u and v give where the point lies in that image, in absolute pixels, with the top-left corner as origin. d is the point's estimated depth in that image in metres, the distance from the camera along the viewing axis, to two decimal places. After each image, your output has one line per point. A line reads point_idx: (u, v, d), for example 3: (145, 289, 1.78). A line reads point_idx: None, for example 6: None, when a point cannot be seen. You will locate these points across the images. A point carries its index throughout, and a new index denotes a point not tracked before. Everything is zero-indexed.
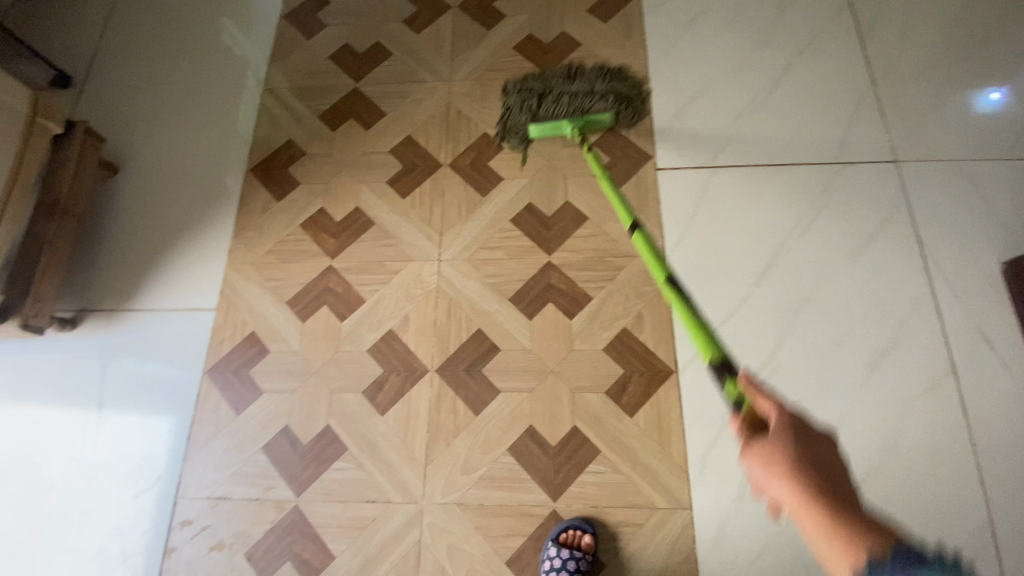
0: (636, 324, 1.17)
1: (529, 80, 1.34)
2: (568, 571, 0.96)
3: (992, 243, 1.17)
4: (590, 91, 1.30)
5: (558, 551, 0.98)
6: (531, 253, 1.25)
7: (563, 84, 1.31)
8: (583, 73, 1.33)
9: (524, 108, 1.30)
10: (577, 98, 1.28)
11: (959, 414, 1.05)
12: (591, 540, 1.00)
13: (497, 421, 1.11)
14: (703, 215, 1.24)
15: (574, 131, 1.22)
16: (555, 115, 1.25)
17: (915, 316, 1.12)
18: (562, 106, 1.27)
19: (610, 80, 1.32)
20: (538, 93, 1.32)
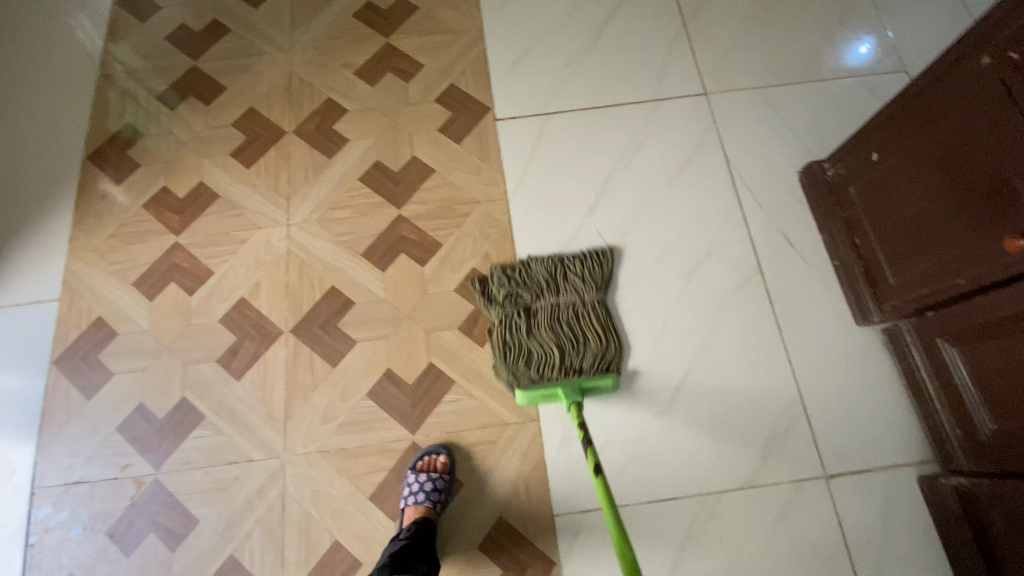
0: (484, 263, 1.23)
1: (505, 289, 1.17)
2: (426, 492, 1.01)
3: (791, 155, 1.30)
4: (580, 313, 1.14)
5: (414, 478, 1.03)
6: (380, 209, 1.27)
7: (546, 291, 1.16)
8: (568, 272, 1.18)
9: (514, 334, 1.13)
10: (569, 326, 1.13)
11: (766, 307, 1.17)
12: (445, 459, 1.07)
13: (354, 369, 1.14)
14: (540, 156, 1.32)
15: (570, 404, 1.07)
16: (541, 360, 1.10)
17: (726, 226, 1.24)
18: (550, 340, 1.12)
19: (602, 286, 1.17)
20: (524, 305, 1.16)
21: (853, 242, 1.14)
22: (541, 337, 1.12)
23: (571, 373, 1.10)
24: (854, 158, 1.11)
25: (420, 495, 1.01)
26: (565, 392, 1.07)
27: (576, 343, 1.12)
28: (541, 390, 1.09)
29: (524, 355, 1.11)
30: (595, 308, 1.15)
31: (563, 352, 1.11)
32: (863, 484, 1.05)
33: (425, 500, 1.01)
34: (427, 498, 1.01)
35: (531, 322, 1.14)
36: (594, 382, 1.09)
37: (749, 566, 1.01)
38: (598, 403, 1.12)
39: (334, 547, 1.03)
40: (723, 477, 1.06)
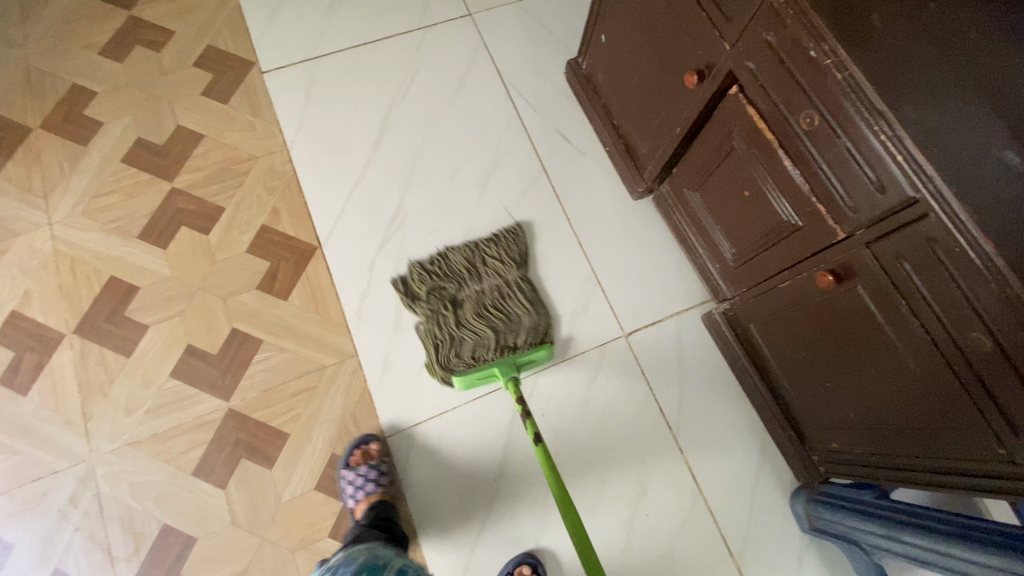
0: (274, 217, 1.18)
1: (426, 270, 1.13)
2: (372, 480, 0.99)
3: (556, 57, 1.36)
4: (508, 298, 1.10)
5: (354, 471, 1.00)
6: (151, 186, 1.20)
7: (467, 283, 1.11)
8: (488, 259, 1.15)
9: (444, 331, 1.07)
10: (502, 325, 1.07)
11: (552, 200, 1.25)
12: (378, 446, 1.05)
13: (152, 353, 1.09)
14: (315, 102, 1.28)
15: (509, 381, 1.03)
16: (479, 360, 1.05)
17: (507, 134, 1.29)
18: (482, 327, 1.06)
19: (521, 262, 1.15)
20: (449, 299, 1.10)
21: (613, 124, 1.23)
22: (472, 329, 1.06)
23: (507, 351, 1.06)
24: (593, 46, 1.20)
25: (371, 485, 0.99)
26: (501, 372, 1.03)
27: (519, 346, 1.07)
28: (476, 373, 1.04)
29: (458, 349, 1.05)
30: (519, 288, 1.12)
31: (503, 347, 1.06)
32: (656, 332, 1.16)
33: (378, 488, 1.00)
34: (376, 486, 1.00)
35: (462, 315, 1.08)
36: (528, 357, 1.06)
37: (574, 427, 1.10)
38: (538, 373, 1.12)
39: (165, 531, 1.00)
40: (535, 360, 1.13)
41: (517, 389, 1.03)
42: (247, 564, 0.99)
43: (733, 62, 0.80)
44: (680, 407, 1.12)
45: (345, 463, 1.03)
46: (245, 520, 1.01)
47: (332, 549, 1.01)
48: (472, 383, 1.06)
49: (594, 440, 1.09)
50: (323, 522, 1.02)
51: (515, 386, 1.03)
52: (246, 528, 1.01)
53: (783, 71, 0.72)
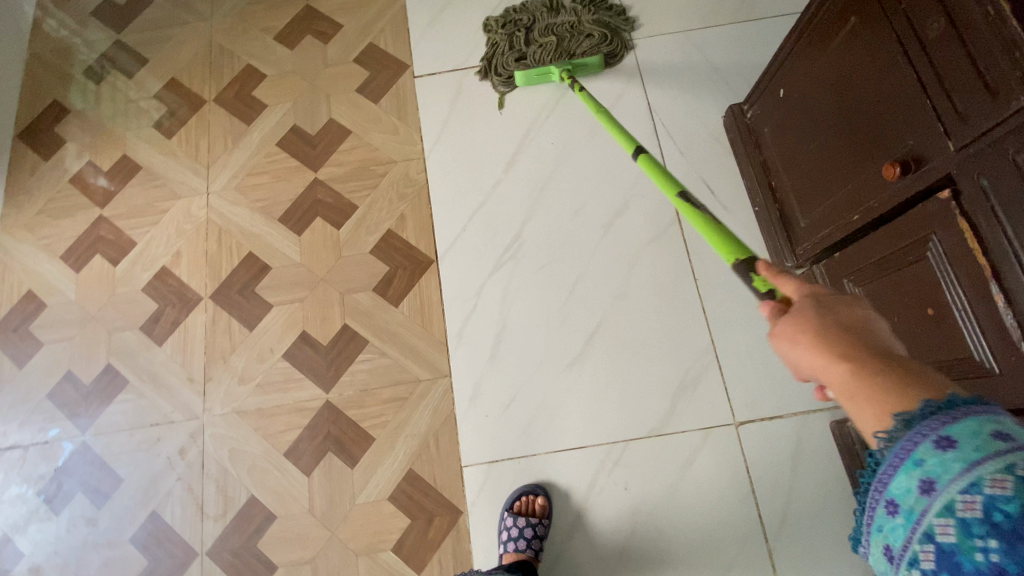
0: (400, 223, 1.20)
1: (512, 13, 1.33)
2: (526, 538, 0.97)
3: (716, 100, 1.25)
4: (575, 26, 1.29)
5: (515, 522, 0.99)
6: (297, 172, 1.27)
7: (547, 15, 1.30)
8: (567, 4, 1.32)
9: (512, 49, 1.29)
10: (566, 35, 1.28)
11: (682, 256, 1.16)
12: (544, 502, 1.02)
13: (270, 332, 1.16)
14: (458, 114, 1.29)
15: (563, 74, 1.23)
16: (539, 61, 1.26)
17: (645, 176, 1.22)
18: (549, 49, 1.27)
19: (600, 12, 1.31)
20: (523, 24, 1.31)
21: (770, 186, 1.11)
22: (535, 53, 1.27)
23: (563, 57, 1.27)
24: (766, 98, 1.08)
25: (520, 542, 0.97)
26: (557, 67, 1.23)
27: (577, 54, 1.27)
28: (536, 70, 1.25)
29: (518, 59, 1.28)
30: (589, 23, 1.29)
31: (565, 54, 1.27)
32: (772, 429, 1.04)
33: (525, 548, 0.97)
34: (526, 545, 0.97)
35: (531, 36, 1.29)
36: (581, 61, 1.25)
37: (654, 507, 1.03)
38: (593, 81, 1.30)
39: (251, 501, 1.07)
40: (629, 425, 1.07)
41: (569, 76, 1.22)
42: (315, 554, 1.03)
43: (960, 168, 0.67)
44: (782, 520, 1.01)
45: (509, 508, 1.02)
46: (321, 511, 1.05)
47: (393, 563, 1.02)
48: (530, 83, 1.27)
49: (676, 527, 1.02)
50: (390, 534, 1.03)
51: (567, 75, 1.22)
52: (320, 519, 1.05)
53: None
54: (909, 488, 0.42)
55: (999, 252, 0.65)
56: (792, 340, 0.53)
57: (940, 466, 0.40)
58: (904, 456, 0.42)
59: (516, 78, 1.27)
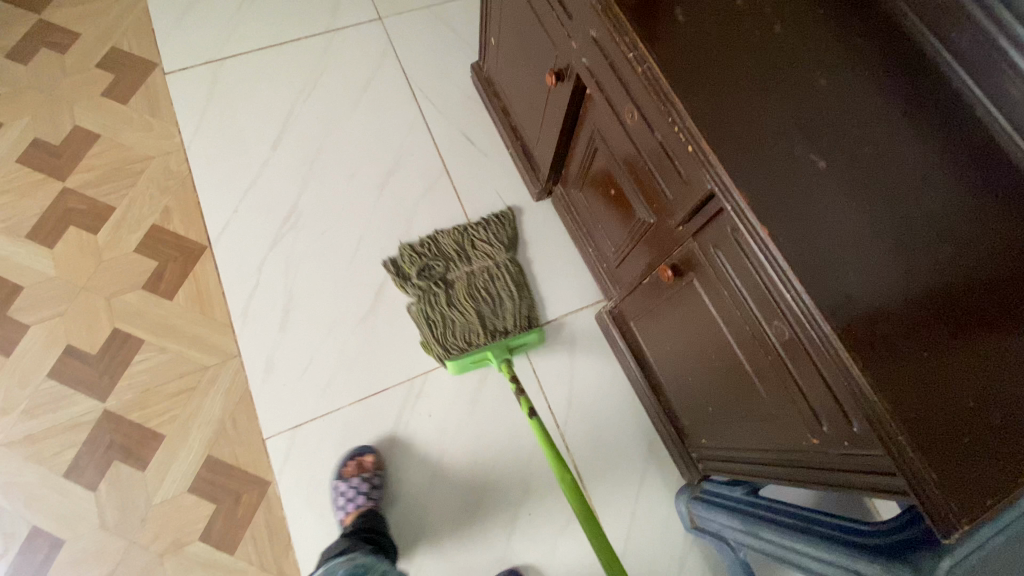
0: (165, 217, 1.17)
1: (420, 248, 1.18)
2: (364, 493, 0.99)
3: (465, 62, 1.37)
4: (499, 294, 1.14)
5: (349, 484, 0.99)
6: (42, 185, 1.19)
7: (457, 264, 1.16)
8: (478, 250, 1.18)
9: (434, 309, 1.12)
10: (487, 298, 1.13)
11: (453, 201, 1.25)
12: (374, 458, 1.04)
13: (28, 354, 1.07)
14: (216, 102, 1.28)
15: (500, 363, 1.06)
16: (471, 341, 1.09)
17: (411, 136, 1.29)
18: (470, 313, 1.11)
19: (509, 246, 1.19)
20: (440, 277, 1.15)
21: (510, 126, 1.24)
22: (465, 313, 1.11)
23: (500, 336, 1.10)
24: (487, 49, 1.21)
25: (360, 498, 0.98)
26: (494, 355, 1.06)
27: (509, 328, 1.11)
28: (472, 357, 1.07)
29: (446, 327, 1.11)
30: (507, 268, 1.17)
31: (499, 334, 1.10)
32: (549, 333, 1.16)
33: (367, 501, 0.99)
34: (367, 498, 0.99)
35: (450, 275, 1.15)
36: (518, 339, 1.09)
37: (459, 427, 1.09)
38: (540, 356, 1.15)
39: (28, 534, 0.97)
40: (425, 360, 1.13)
41: (509, 369, 1.06)
42: (112, 568, 0.97)
43: (577, 62, 0.81)
44: (568, 409, 1.12)
45: (339, 474, 1.02)
46: (114, 523, 0.99)
47: (203, 552, 0.98)
48: (467, 368, 1.09)
49: (481, 441, 1.09)
50: (195, 524, 0.99)
51: (507, 368, 1.06)
52: (114, 531, 0.98)
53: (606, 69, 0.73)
54: None
55: (613, 122, 0.79)
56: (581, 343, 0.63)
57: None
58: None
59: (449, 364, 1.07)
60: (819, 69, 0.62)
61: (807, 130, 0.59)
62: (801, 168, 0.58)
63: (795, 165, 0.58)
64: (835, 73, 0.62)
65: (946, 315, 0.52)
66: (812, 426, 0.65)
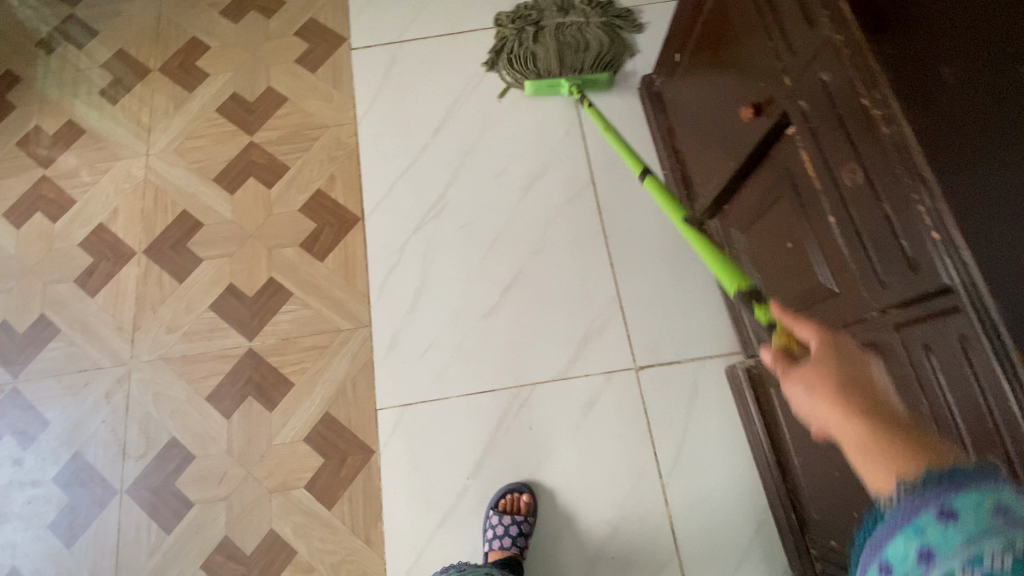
0: (329, 183, 1.25)
1: (524, 10, 1.32)
2: (512, 535, 0.98)
3: (634, 73, 1.32)
4: (584, 24, 1.29)
5: (501, 521, 0.99)
6: (235, 136, 1.33)
7: (555, 15, 1.30)
8: (577, 5, 1.31)
9: (520, 47, 1.30)
10: (573, 35, 1.28)
11: (594, 214, 1.22)
12: (528, 499, 1.03)
13: (199, 284, 1.20)
14: (390, 82, 1.35)
15: (571, 88, 1.26)
16: (551, 71, 1.27)
17: (564, 142, 1.28)
18: (555, 39, 1.28)
19: (603, 11, 1.30)
20: (535, 21, 1.30)
21: (674, 148, 1.18)
22: (547, 46, 1.27)
23: (575, 70, 1.27)
24: (666, 65, 1.16)
25: (507, 540, 0.98)
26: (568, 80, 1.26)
27: (583, 57, 1.27)
28: (547, 82, 1.27)
29: (533, 61, 1.28)
30: (597, 26, 1.29)
31: (574, 67, 1.27)
32: (670, 373, 1.10)
33: (512, 545, 0.98)
34: (512, 542, 0.98)
35: (542, 32, 1.29)
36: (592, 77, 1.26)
37: (559, 446, 1.07)
38: (601, 103, 1.30)
39: (171, 442, 1.10)
40: (538, 370, 1.12)
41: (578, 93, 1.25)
42: (230, 492, 1.07)
43: (789, 103, 0.73)
44: (676, 458, 1.05)
45: (494, 505, 1.02)
46: (238, 452, 1.09)
47: (304, 500, 1.06)
48: (541, 91, 1.29)
49: (579, 466, 1.06)
50: (303, 473, 1.07)
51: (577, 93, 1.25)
52: (237, 459, 1.09)
53: (833, 117, 0.65)
54: (906, 555, 0.33)
55: (818, 175, 0.70)
56: (807, 385, 0.55)
57: (942, 540, 0.32)
58: (904, 522, 0.34)
59: (526, 87, 1.27)
60: None
61: None
62: None
63: None
64: None
65: None
66: None
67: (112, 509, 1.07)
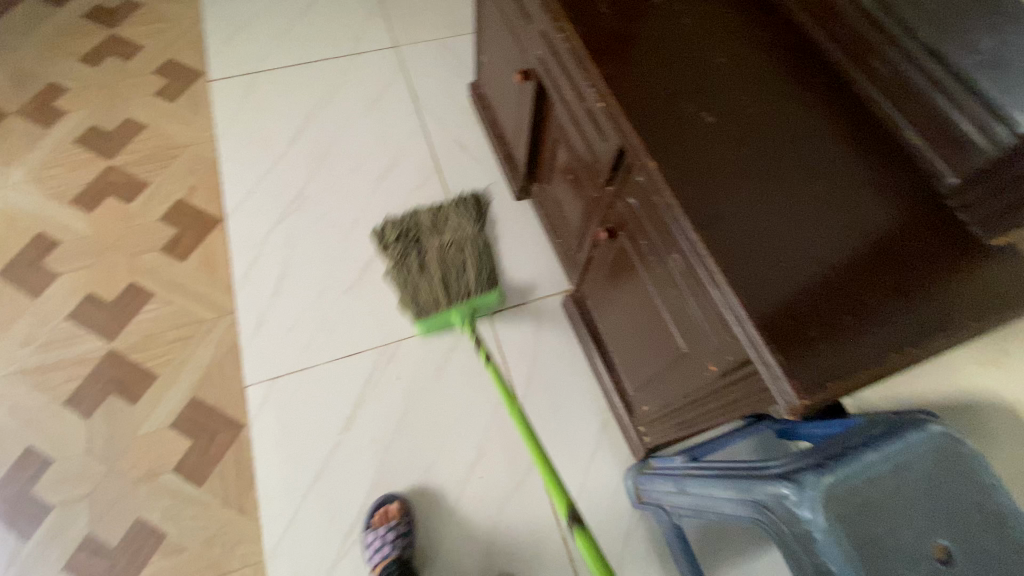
0: (190, 193, 1.35)
1: (399, 223, 1.28)
2: (389, 542, 0.98)
3: (466, 84, 1.56)
4: (460, 242, 1.24)
5: (374, 534, 0.99)
6: (93, 162, 1.39)
7: (431, 233, 1.27)
8: (451, 212, 1.31)
9: (410, 280, 1.20)
10: (454, 272, 1.18)
11: (440, 196, 1.40)
12: (398, 506, 1.04)
13: (56, 296, 1.22)
14: (247, 105, 1.49)
15: (465, 322, 1.15)
16: (437, 306, 1.15)
17: (409, 142, 1.46)
18: (437, 288, 1.16)
19: (476, 221, 1.31)
20: (417, 240, 1.27)
21: (495, 133, 1.39)
22: (430, 277, 1.18)
23: (464, 298, 1.15)
24: (479, 68, 1.40)
25: (386, 549, 0.98)
26: (458, 314, 1.14)
27: (475, 288, 1.15)
28: (436, 317, 1.14)
29: (419, 301, 1.17)
30: (476, 242, 1.24)
31: (461, 296, 1.15)
32: (517, 315, 1.26)
33: (393, 553, 0.98)
34: (392, 549, 0.98)
35: (426, 270, 1.20)
36: (480, 300, 1.15)
37: (422, 393, 1.16)
38: (439, 107, 1.52)
39: (25, 451, 1.08)
40: (402, 330, 1.23)
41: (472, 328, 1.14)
42: (92, 489, 1.05)
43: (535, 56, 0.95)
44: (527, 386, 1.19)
45: (367, 525, 1.03)
46: (100, 448, 1.08)
47: (173, 483, 1.06)
48: (434, 327, 1.17)
49: (444, 405, 1.16)
50: (171, 457, 1.08)
51: (473, 330, 1.14)
52: (99, 456, 1.08)
53: (551, 53, 0.87)
54: None
55: (559, 102, 0.92)
56: None
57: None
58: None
59: (419, 326, 1.15)
60: (714, 48, 0.74)
61: (695, 94, 0.70)
62: (690, 121, 0.68)
63: (684, 118, 0.69)
64: (726, 48, 0.75)
65: (798, 240, 0.61)
66: (708, 355, 0.70)
67: None
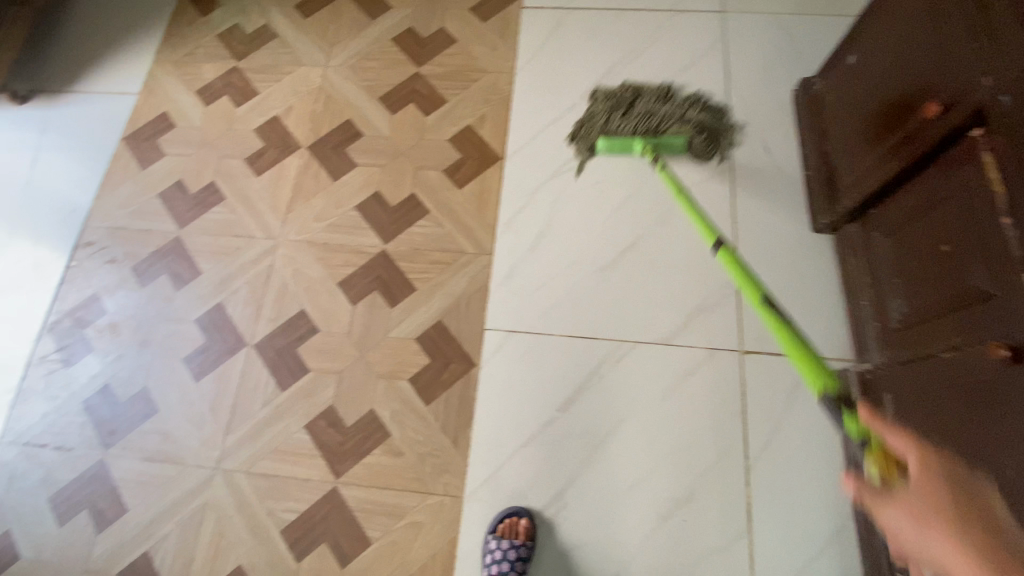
0: (480, 121, 1.36)
1: (625, 87, 1.35)
2: (510, 560, 0.98)
3: (792, 79, 1.34)
4: (676, 116, 1.29)
5: (497, 544, 1.00)
6: (403, 64, 1.45)
7: (652, 101, 1.31)
8: (679, 95, 1.34)
9: (607, 125, 1.30)
10: (662, 118, 1.28)
11: (726, 200, 1.25)
12: (527, 523, 1.03)
13: (350, 185, 1.32)
14: (552, 43, 1.43)
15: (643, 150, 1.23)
16: (624, 134, 1.29)
17: (708, 127, 1.30)
18: (637, 125, 1.29)
19: (704, 108, 1.31)
20: (626, 106, 1.32)
21: (822, 150, 1.18)
22: (633, 119, 1.29)
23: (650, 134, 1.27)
24: (834, 67, 1.17)
25: (504, 565, 0.98)
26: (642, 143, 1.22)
27: (664, 132, 1.28)
28: (620, 142, 1.26)
29: (608, 125, 1.30)
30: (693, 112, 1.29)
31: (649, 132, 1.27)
32: (777, 364, 1.10)
33: (510, 571, 0.98)
34: (511, 567, 0.98)
35: (630, 113, 1.31)
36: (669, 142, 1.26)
37: (647, 404, 1.10)
38: (752, 95, 1.33)
39: (300, 313, 1.22)
40: (643, 331, 1.15)
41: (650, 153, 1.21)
42: (342, 369, 1.17)
43: (990, 97, 0.75)
44: (763, 448, 1.05)
45: (493, 529, 1.03)
46: (356, 336, 1.19)
47: (406, 393, 1.14)
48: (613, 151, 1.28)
49: (664, 427, 1.08)
50: (409, 369, 1.16)
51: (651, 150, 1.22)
52: (354, 342, 1.19)
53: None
54: None
55: (1005, 172, 0.72)
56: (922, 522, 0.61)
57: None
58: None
59: (599, 147, 1.27)
60: None
61: None
62: None
63: None
64: None
65: None
66: None
67: (239, 358, 1.20)
